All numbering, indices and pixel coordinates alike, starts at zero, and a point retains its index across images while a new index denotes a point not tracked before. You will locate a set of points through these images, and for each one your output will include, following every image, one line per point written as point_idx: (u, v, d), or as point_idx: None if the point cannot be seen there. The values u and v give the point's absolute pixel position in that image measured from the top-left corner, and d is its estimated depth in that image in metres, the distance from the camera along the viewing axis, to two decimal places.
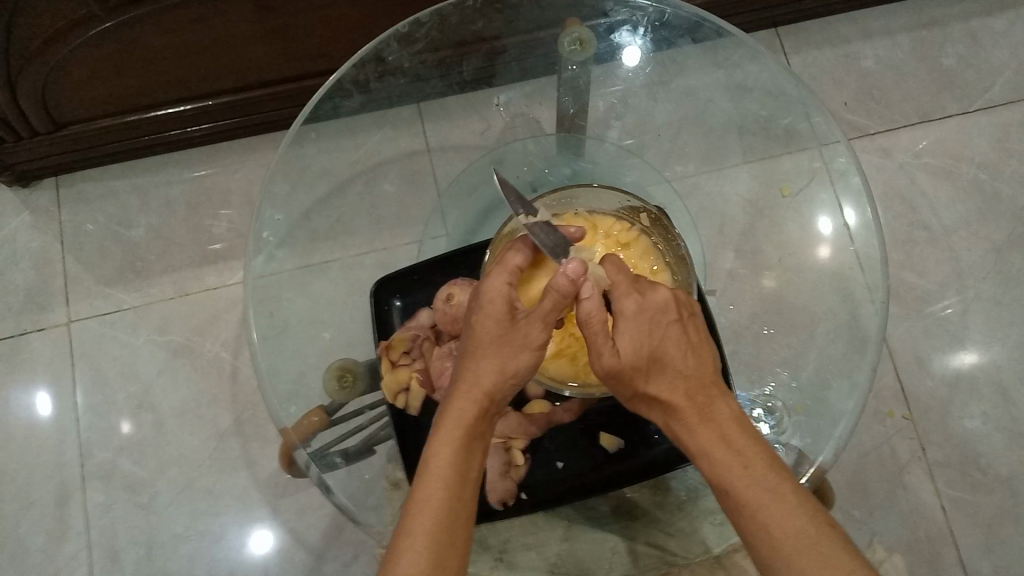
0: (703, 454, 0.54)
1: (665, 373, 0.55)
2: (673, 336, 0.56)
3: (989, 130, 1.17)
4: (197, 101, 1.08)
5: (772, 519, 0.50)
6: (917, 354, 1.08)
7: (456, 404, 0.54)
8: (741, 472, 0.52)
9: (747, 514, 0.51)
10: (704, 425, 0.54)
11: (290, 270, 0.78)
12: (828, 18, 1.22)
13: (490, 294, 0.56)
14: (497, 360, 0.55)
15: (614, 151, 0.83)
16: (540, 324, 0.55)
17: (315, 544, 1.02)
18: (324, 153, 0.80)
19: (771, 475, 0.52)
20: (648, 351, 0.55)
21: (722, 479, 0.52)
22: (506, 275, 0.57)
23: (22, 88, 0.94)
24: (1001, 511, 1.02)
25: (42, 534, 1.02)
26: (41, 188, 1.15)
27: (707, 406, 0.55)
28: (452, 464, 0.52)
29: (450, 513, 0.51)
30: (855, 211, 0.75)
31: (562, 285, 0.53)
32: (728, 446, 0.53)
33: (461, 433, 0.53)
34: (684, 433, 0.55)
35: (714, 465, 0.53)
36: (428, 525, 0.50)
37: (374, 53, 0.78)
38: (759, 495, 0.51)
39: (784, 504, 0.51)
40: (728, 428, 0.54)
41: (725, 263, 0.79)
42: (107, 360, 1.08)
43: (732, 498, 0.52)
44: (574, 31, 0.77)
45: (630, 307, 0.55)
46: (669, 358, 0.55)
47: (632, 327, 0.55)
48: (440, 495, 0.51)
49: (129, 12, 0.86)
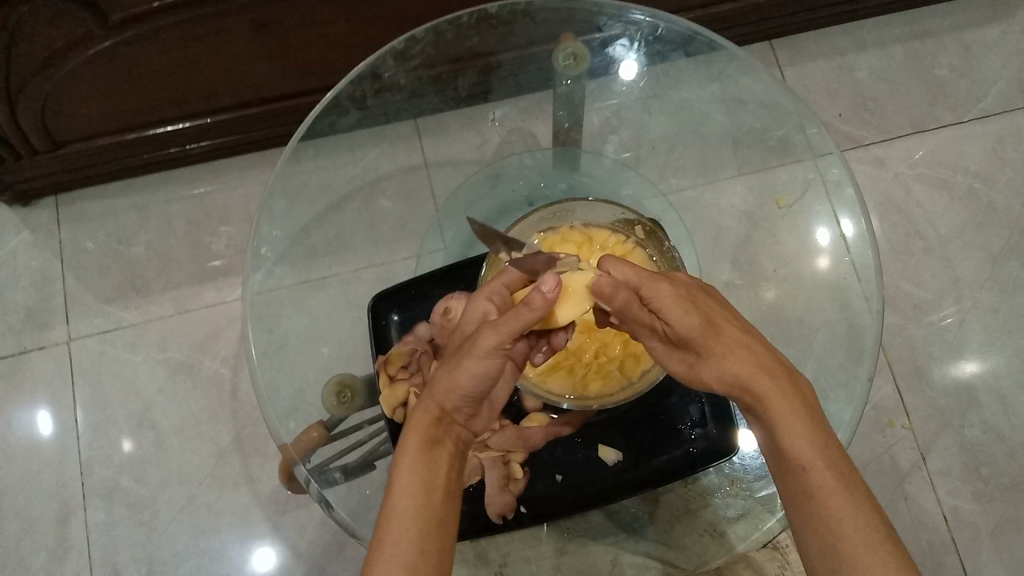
0: (782, 423, 0.50)
1: (734, 334, 0.53)
2: (719, 310, 0.54)
3: (983, 139, 1.18)
4: (197, 119, 1.09)
5: (843, 506, 0.48)
6: (917, 363, 1.08)
7: (415, 415, 0.55)
8: (819, 449, 0.50)
9: (820, 498, 0.49)
10: (789, 393, 0.51)
11: (289, 286, 0.78)
12: (823, 31, 1.23)
13: (470, 317, 0.58)
14: (451, 372, 0.55)
15: (612, 165, 0.85)
16: (491, 328, 0.54)
17: (316, 560, 1.02)
18: (322, 168, 0.81)
19: (842, 459, 0.50)
20: (700, 327, 0.52)
21: (799, 453, 0.50)
22: (488, 294, 0.58)
23: (23, 107, 0.95)
24: (1004, 520, 1.01)
25: (42, 553, 1.01)
26: (42, 207, 1.16)
27: (788, 377, 0.52)
28: (413, 476, 0.51)
29: (416, 524, 0.50)
30: (852, 222, 0.75)
31: (537, 305, 0.54)
32: (809, 419, 0.51)
33: (420, 439, 0.53)
34: (769, 394, 0.51)
35: (794, 440, 0.50)
36: (395, 534, 0.49)
37: (371, 70, 0.79)
38: (835, 477, 0.49)
39: (853, 492, 0.49)
40: (810, 401, 0.52)
41: (722, 274, 0.80)
42: (107, 378, 1.08)
43: (809, 477, 0.49)
44: (568, 46, 0.78)
45: (666, 289, 0.53)
46: (725, 327, 0.53)
47: (677, 303, 0.53)
48: (407, 504, 0.50)
49: (128, 32, 0.87)
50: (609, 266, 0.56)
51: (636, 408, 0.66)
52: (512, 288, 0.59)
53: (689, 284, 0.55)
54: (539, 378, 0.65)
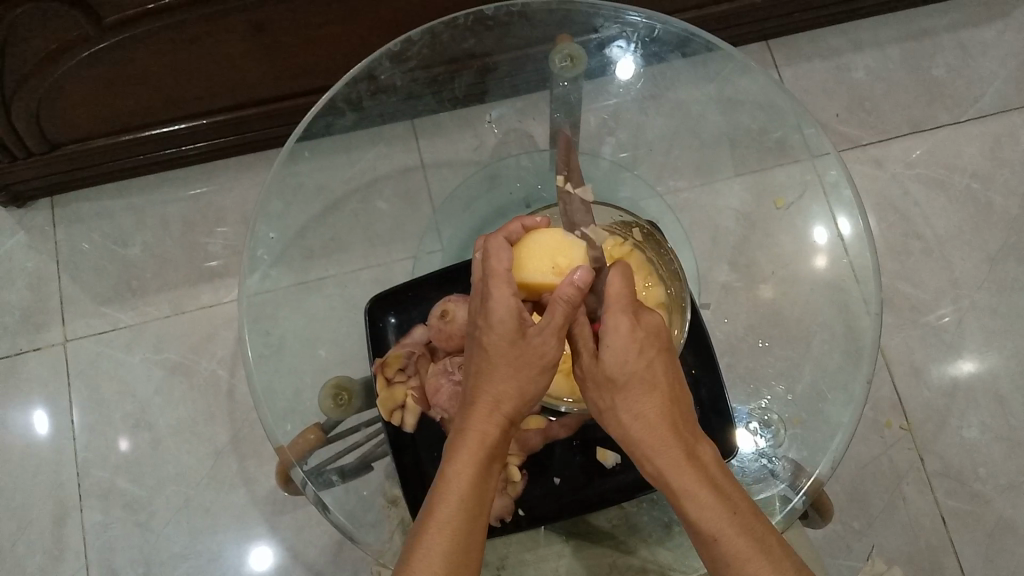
0: (689, 493, 0.52)
1: (650, 399, 0.55)
2: (660, 364, 0.56)
3: (981, 139, 1.18)
4: (194, 120, 1.08)
5: (761, 570, 0.49)
6: (914, 363, 1.08)
7: (473, 423, 0.55)
8: (729, 516, 0.51)
9: (732, 562, 0.50)
10: (690, 464, 0.53)
11: (286, 288, 0.78)
12: (821, 31, 1.23)
13: (499, 311, 0.55)
14: (512, 381, 0.55)
15: (609, 166, 0.84)
16: (552, 337, 0.55)
17: (314, 561, 1.01)
18: (319, 170, 0.82)
19: (757, 522, 0.52)
20: (632, 375, 0.55)
21: (706, 520, 0.51)
22: (509, 287, 0.55)
23: (19, 109, 0.95)
24: (1000, 520, 1.02)
25: (39, 555, 1.01)
26: (37, 208, 1.15)
27: (694, 446, 0.54)
28: (470, 486, 0.52)
29: (465, 534, 0.51)
30: (849, 221, 0.75)
31: (568, 294, 0.55)
32: (716, 489, 0.52)
33: (479, 450, 0.54)
34: (671, 465, 0.53)
35: (703, 509, 0.51)
36: (448, 548, 0.50)
37: (367, 71, 0.80)
38: (749, 542, 0.50)
39: (770, 556, 0.50)
40: (716, 472, 0.54)
41: (720, 276, 0.82)
42: (104, 379, 1.08)
43: (721, 544, 0.50)
44: (565, 47, 0.79)
45: (625, 323, 0.55)
46: (657, 384, 0.55)
47: (623, 348, 0.55)
48: (462, 514, 0.51)
49: (123, 34, 0.87)
50: (612, 276, 0.56)
51: None
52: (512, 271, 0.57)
53: (651, 327, 0.56)
54: None
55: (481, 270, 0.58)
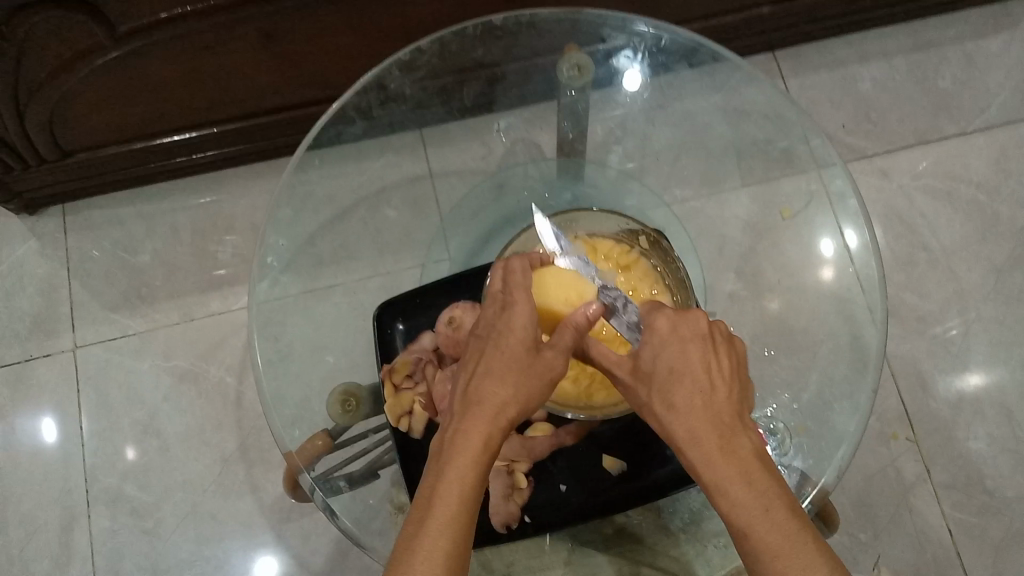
0: (720, 485, 0.50)
1: (683, 390, 0.53)
2: (695, 356, 0.54)
3: (987, 150, 1.19)
4: (203, 128, 1.09)
5: (790, 570, 0.46)
6: (921, 374, 1.08)
7: (474, 425, 0.53)
8: (762, 511, 0.48)
9: (763, 559, 0.47)
10: (722, 457, 0.50)
11: (295, 296, 0.79)
12: (827, 42, 1.24)
13: (517, 322, 0.56)
14: (518, 387, 0.54)
15: (615, 175, 0.86)
16: (560, 351, 0.56)
17: (320, 569, 1.01)
18: (328, 179, 0.83)
19: (793, 521, 0.48)
20: (664, 368, 0.54)
21: (737, 513, 0.49)
22: (530, 302, 0.57)
23: (32, 116, 0.96)
24: (1009, 532, 1.01)
25: (46, 562, 1.01)
26: (49, 215, 1.17)
27: (734, 438, 0.51)
28: (470, 486, 0.50)
29: (461, 535, 0.48)
30: (855, 233, 0.74)
31: (580, 323, 0.57)
32: (749, 482, 0.49)
33: (482, 452, 0.51)
34: (703, 456, 0.51)
35: (731, 502, 0.49)
36: (444, 547, 0.47)
37: (377, 81, 0.80)
38: (781, 539, 0.47)
39: (803, 556, 0.46)
40: (753, 465, 0.50)
41: (726, 284, 0.82)
42: (113, 385, 1.09)
43: (751, 540, 0.48)
44: (573, 57, 0.78)
45: (662, 322, 0.55)
46: (691, 375, 0.53)
47: (656, 343, 0.55)
48: (460, 514, 0.49)
49: (135, 43, 0.88)
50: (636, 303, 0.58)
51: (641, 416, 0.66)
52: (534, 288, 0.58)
53: (689, 323, 0.55)
54: None
55: (499, 287, 0.59)
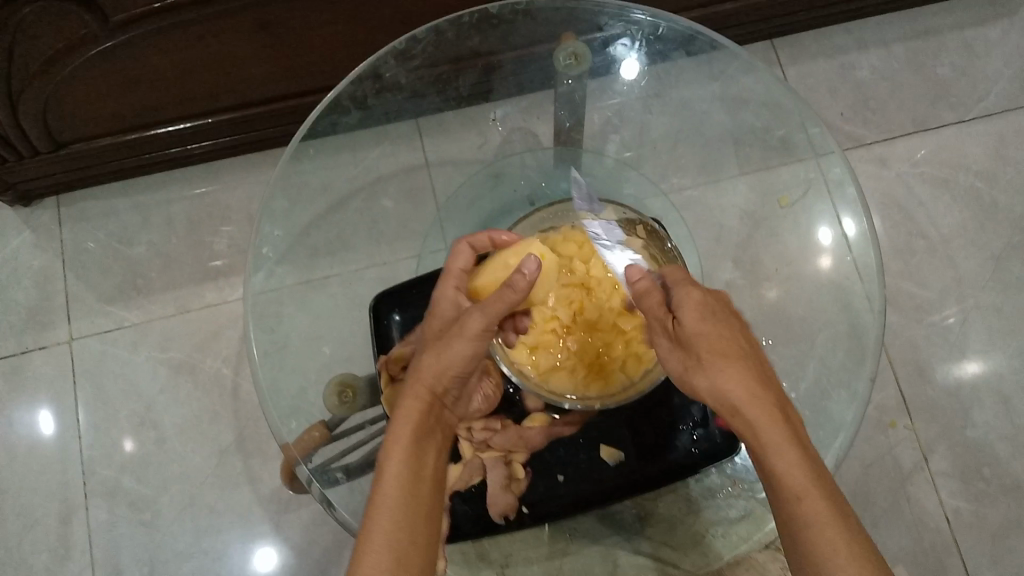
0: (776, 450, 0.51)
1: (734, 358, 0.54)
2: (735, 329, 0.57)
3: (986, 138, 1.18)
4: (197, 119, 1.09)
5: (841, 532, 0.49)
6: (919, 363, 1.08)
7: (407, 402, 0.57)
8: (815, 475, 0.51)
9: (818, 523, 0.49)
10: (779, 421, 0.52)
11: (291, 287, 0.78)
12: (826, 30, 1.23)
13: (441, 301, 0.62)
14: (439, 355, 0.58)
15: (613, 165, 0.84)
16: (479, 312, 0.58)
17: (318, 560, 1.02)
18: (323, 169, 0.82)
19: (833, 487, 0.51)
20: (714, 336, 0.55)
21: (795, 478, 0.50)
22: (452, 281, 0.63)
23: (25, 108, 0.95)
24: (1005, 520, 1.01)
25: (45, 553, 1.01)
26: (43, 207, 1.16)
27: (780, 407, 0.53)
28: (403, 457, 0.54)
29: (403, 505, 0.52)
30: (854, 221, 0.75)
31: (519, 284, 0.58)
32: (802, 450, 0.51)
33: (414, 425, 0.56)
34: (760, 420, 0.52)
35: (790, 465, 0.50)
36: (382, 519, 0.51)
37: (372, 69, 0.80)
38: (830, 503, 0.50)
39: (846, 519, 0.49)
40: (799, 433, 0.53)
41: (724, 274, 0.80)
42: (109, 377, 1.08)
43: (805, 502, 0.50)
44: (569, 46, 0.79)
45: (697, 295, 0.57)
46: (737, 346, 0.55)
47: (703, 312, 0.56)
48: (398, 486, 0.53)
49: (129, 32, 0.87)
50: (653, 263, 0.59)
51: (638, 405, 0.67)
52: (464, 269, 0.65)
53: (722, 300, 0.58)
54: (540, 378, 0.65)
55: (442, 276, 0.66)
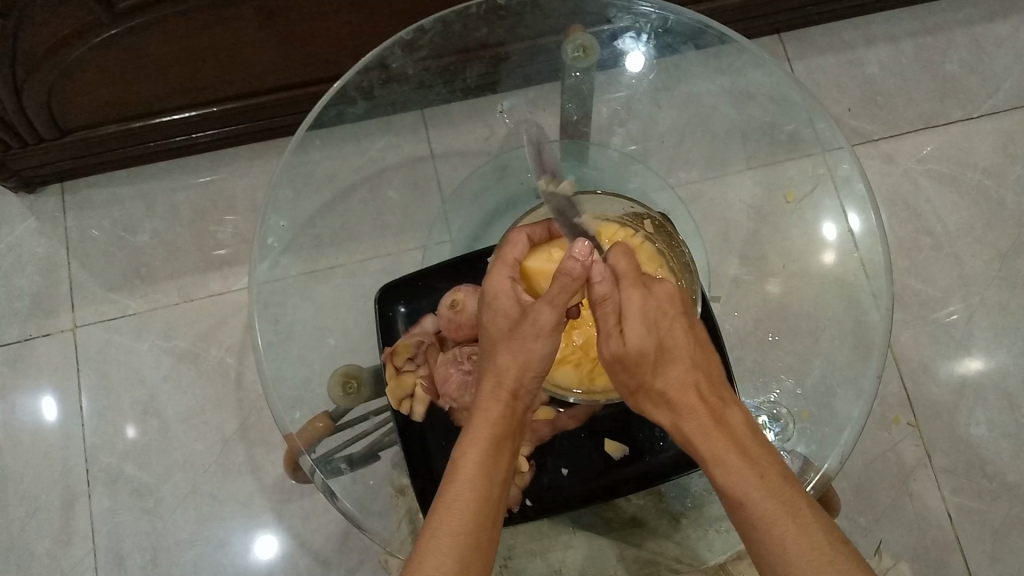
0: (715, 459, 0.52)
1: (674, 368, 0.55)
2: (679, 330, 0.55)
3: (993, 135, 1.17)
4: (203, 108, 1.08)
5: (787, 532, 0.50)
6: (923, 360, 1.08)
7: (484, 404, 0.56)
8: (757, 481, 0.51)
9: (763, 528, 0.50)
10: (716, 430, 0.53)
11: (295, 277, 0.78)
12: (834, 25, 1.22)
13: (495, 291, 0.59)
14: (514, 353, 0.57)
15: (618, 157, 0.84)
16: (547, 303, 0.55)
17: (321, 550, 1.02)
18: (329, 158, 0.82)
19: (787, 485, 0.52)
20: (653, 345, 0.54)
21: (734, 488, 0.51)
22: (506, 269, 0.60)
23: (29, 94, 0.95)
24: (1008, 518, 1.01)
25: (48, 539, 1.02)
26: (47, 194, 1.16)
27: (721, 414, 0.54)
28: (477, 466, 0.53)
29: (476, 513, 0.52)
30: (860, 217, 0.74)
31: (574, 270, 0.55)
32: (744, 457, 0.52)
33: (488, 432, 0.55)
34: (693, 432, 0.53)
35: (727, 475, 0.52)
36: (453, 526, 0.51)
37: (379, 60, 0.79)
38: (777, 504, 0.50)
39: (800, 519, 0.50)
40: (742, 435, 0.53)
41: (730, 269, 0.79)
42: (113, 365, 1.09)
43: (749, 507, 0.51)
44: (578, 37, 0.80)
45: (637, 297, 0.55)
46: (677, 351, 0.55)
47: (639, 317, 0.55)
48: (470, 492, 0.52)
49: (134, 19, 0.87)
50: (615, 258, 0.58)
51: None
52: (519, 259, 0.61)
53: (665, 299, 0.56)
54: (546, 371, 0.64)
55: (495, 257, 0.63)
